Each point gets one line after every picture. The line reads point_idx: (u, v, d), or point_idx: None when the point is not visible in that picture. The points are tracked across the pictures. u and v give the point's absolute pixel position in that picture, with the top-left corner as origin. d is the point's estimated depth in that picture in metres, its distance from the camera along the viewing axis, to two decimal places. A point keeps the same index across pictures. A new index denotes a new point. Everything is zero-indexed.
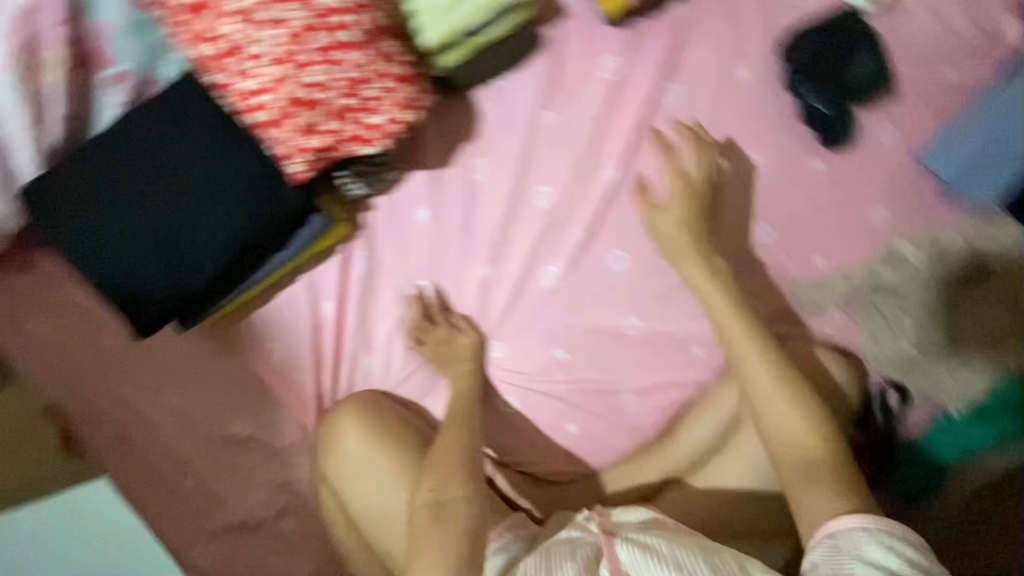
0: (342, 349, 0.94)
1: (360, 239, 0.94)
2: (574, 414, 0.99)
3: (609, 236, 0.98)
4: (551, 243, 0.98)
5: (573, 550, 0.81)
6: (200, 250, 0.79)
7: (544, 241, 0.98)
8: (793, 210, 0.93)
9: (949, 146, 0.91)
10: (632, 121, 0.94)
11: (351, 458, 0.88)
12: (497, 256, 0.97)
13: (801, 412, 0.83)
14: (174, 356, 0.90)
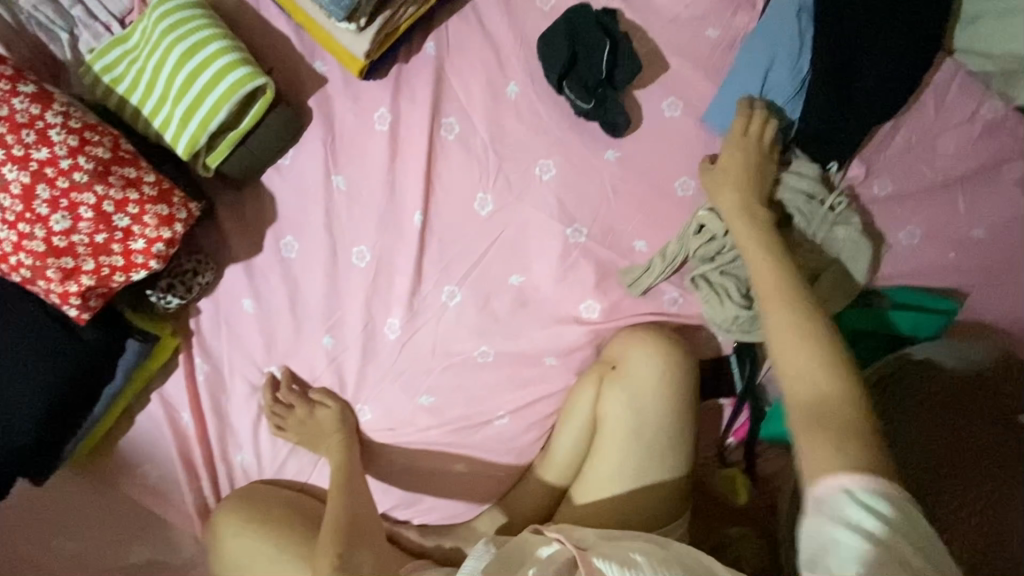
0: (212, 454, 0.95)
1: (192, 348, 0.93)
2: (458, 452, 0.97)
3: (438, 272, 0.93)
4: (385, 296, 0.94)
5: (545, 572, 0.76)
6: (16, 412, 0.79)
7: (376, 296, 0.94)
8: (597, 202, 0.91)
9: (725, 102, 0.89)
10: (419, 159, 0.91)
11: (236, 555, 0.89)
12: (335, 323, 0.94)
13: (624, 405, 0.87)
14: (52, 507, 0.93)
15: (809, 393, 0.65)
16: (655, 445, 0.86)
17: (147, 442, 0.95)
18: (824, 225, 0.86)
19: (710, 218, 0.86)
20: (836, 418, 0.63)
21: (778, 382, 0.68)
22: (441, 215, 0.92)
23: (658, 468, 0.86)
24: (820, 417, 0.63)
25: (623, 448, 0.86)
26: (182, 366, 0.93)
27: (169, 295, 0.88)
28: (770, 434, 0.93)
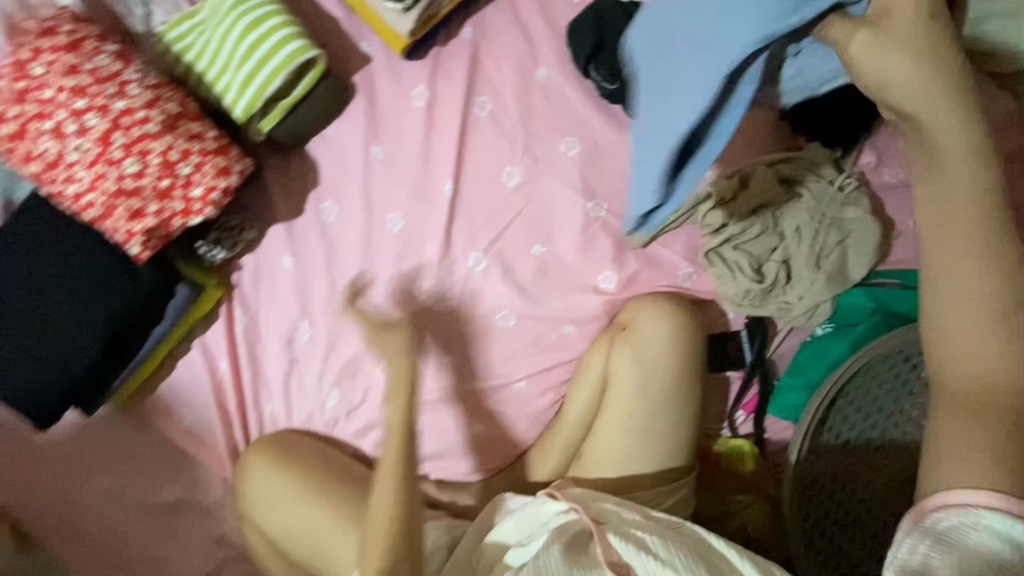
0: (245, 402, 1.01)
1: (233, 301, 1.00)
2: (475, 414, 1.02)
3: (466, 241, 0.99)
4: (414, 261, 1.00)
5: (559, 541, 0.84)
6: (76, 344, 0.87)
7: (406, 260, 1.00)
8: (618, 181, 0.97)
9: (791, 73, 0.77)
10: (453, 133, 0.98)
11: (263, 492, 0.95)
12: (366, 285, 1.00)
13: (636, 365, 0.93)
14: (97, 443, 1.01)
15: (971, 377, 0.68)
16: (659, 406, 0.93)
17: (185, 388, 1.00)
18: (835, 203, 0.90)
19: (725, 194, 0.91)
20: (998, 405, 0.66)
21: (947, 364, 0.69)
22: (471, 189, 0.99)
23: (654, 423, 0.93)
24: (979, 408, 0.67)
25: (631, 407, 0.93)
26: (223, 317, 1.00)
27: (217, 248, 0.95)
28: (778, 410, 0.96)
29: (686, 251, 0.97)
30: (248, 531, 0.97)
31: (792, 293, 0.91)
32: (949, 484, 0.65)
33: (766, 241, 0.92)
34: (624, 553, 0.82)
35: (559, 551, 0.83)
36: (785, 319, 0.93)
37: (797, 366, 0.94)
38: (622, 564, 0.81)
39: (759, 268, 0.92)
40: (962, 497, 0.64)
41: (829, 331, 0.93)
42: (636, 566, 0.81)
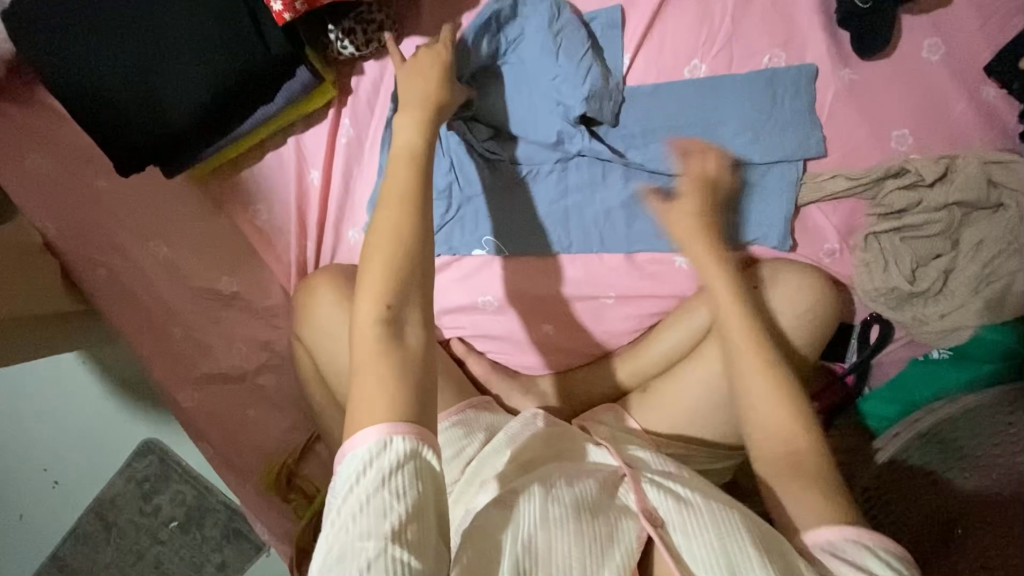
0: (326, 218, 0.94)
1: (344, 106, 0.90)
2: (551, 313, 0.96)
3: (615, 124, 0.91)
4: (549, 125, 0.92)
5: (596, 474, 0.76)
6: (180, 91, 0.76)
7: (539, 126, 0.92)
8: (806, 122, 0.84)
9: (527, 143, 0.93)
10: (646, 20, 0.88)
11: (322, 322, 0.87)
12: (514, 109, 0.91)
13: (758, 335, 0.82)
14: (168, 208, 0.96)
15: (780, 437, 0.70)
16: None
17: (266, 181, 0.94)
18: None
19: (923, 177, 0.81)
20: (806, 466, 0.68)
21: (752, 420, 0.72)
22: (644, 74, 0.90)
23: None
24: (794, 462, 0.68)
25: None
26: (328, 120, 0.91)
27: (347, 40, 0.83)
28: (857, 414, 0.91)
29: (841, 227, 0.87)
30: (299, 351, 0.91)
31: (931, 306, 0.84)
32: (810, 530, 0.64)
33: (930, 243, 0.83)
34: (655, 500, 0.71)
35: (594, 483, 0.74)
36: (914, 331, 0.86)
37: (905, 378, 0.89)
38: (654, 514, 0.69)
39: (914, 270, 0.83)
40: (831, 533, 0.62)
41: (946, 357, 0.87)
42: (664, 514, 0.69)
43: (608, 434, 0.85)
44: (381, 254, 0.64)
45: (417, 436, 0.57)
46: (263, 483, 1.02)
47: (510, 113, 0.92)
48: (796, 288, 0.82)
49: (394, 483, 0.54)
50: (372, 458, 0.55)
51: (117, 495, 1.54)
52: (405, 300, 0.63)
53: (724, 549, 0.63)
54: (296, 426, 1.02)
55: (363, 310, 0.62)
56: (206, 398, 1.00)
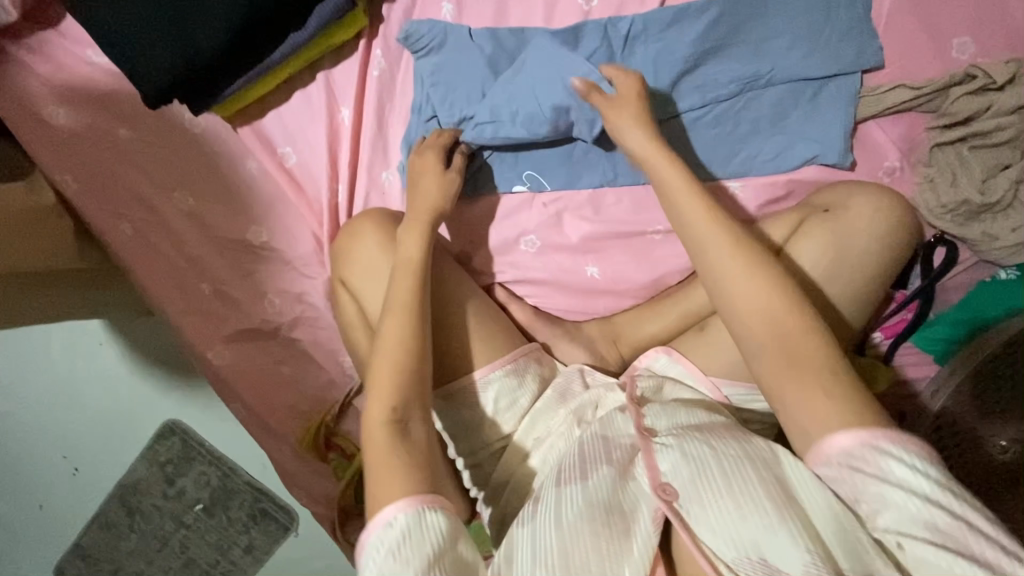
0: (358, 160, 0.90)
1: (374, 38, 0.87)
2: (596, 253, 0.92)
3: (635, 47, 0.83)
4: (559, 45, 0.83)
5: (609, 454, 0.72)
6: (209, 14, 0.73)
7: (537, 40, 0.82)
8: (862, 31, 0.80)
9: (532, 64, 0.81)
10: None
11: (365, 263, 0.82)
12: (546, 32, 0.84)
13: (827, 263, 0.78)
14: (191, 156, 0.92)
15: (765, 321, 0.65)
16: (835, 302, 0.78)
17: (294, 122, 0.90)
18: None
19: (993, 81, 0.77)
20: (803, 354, 0.64)
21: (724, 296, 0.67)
22: None
23: None
24: (788, 351, 0.64)
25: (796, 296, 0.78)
26: (359, 52, 0.87)
27: None
28: (922, 341, 0.87)
29: (901, 143, 0.83)
30: (341, 298, 0.85)
31: (999, 220, 0.80)
32: (824, 436, 0.61)
33: (1000, 152, 0.79)
34: (670, 475, 0.68)
35: (609, 470, 0.70)
36: (982, 249, 0.82)
37: (972, 300, 0.85)
38: (668, 489, 0.67)
39: (984, 181, 0.79)
40: (836, 438, 0.60)
41: (1014, 277, 0.83)
42: (678, 489, 0.67)
43: (652, 385, 0.81)
44: (388, 367, 0.69)
45: (417, 504, 0.62)
46: (300, 442, 0.98)
47: (514, 42, 0.83)
48: (863, 211, 0.78)
49: (409, 546, 0.60)
50: (382, 538, 0.61)
51: (139, 480, 1.50)
52: (405, 403, 0.68)
53: (745, 522, 0.62)
54: (331, 384, 0.97)
55: (373, 411, 0.68)
56: (238, 356, 0.96)
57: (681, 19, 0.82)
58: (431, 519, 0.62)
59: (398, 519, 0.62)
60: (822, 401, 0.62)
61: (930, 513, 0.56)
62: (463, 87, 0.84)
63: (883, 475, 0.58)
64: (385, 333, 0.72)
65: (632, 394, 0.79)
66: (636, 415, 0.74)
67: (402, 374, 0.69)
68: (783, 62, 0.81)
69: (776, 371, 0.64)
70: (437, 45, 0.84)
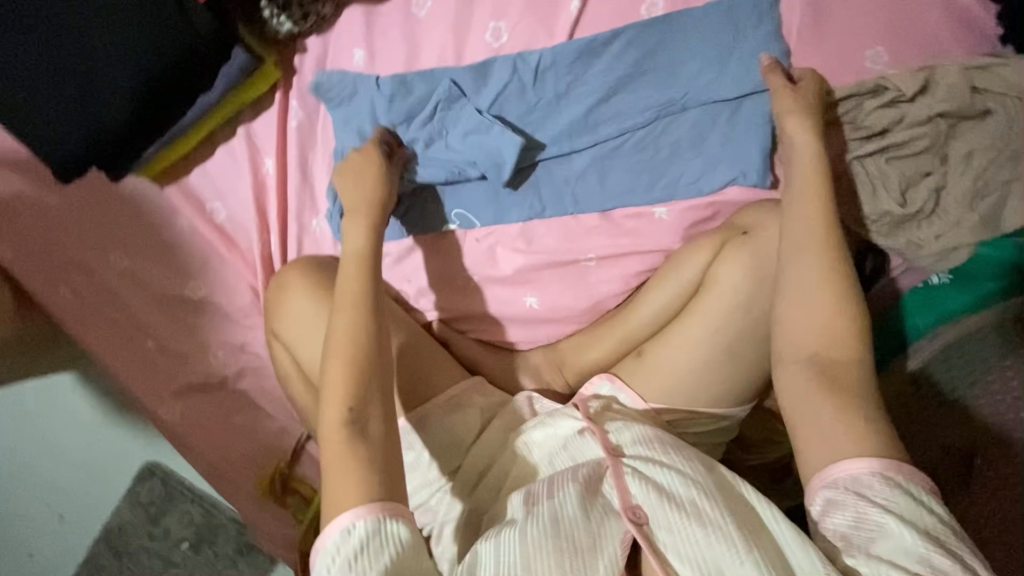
0: (287, 210, 0.90)
1: (290, 88, 0.87)
2: (532, 284, 0.92)
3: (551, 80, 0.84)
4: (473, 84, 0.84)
5: (576, 474, 0.73)
6: (110, 89, 0.73)
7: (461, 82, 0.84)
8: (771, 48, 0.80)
9: (457, 110, 0.83)
10: None
11: (297, 314, 0.83)
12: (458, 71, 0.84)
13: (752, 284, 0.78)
14: (123, 217, 0.92)
15: (818, 342, 0.67)
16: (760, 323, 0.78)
17: (220, 177, 0.90)
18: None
19: (903, 92, 0.77)
20: (844, 376, 0.66)
21: (788, 324, 0.69)
22: (598, 13, 0.83)
23: (738, 348, 0.79)
24: (828, 375, 0.66)
25: (724, 318, 0.79)
26: (276, 105, 0.87)
27: (284, 16, 0.81)
28: None
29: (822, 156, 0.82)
30: (275, 350, 0.86)
31: (924, 227, 0.80)
32: (836, 460, 0.62)
33: (919, 160, 0.78)
34: (639, 497, 0.69)
35: (574, 488, 0.71)
36: (910, 256, 0.82)
37: (907, 307, 0.84)
38: (639, 511, 0.68)
39: (903, 192, 0.79)
40: (847, 467, 0.61)
41: (949, 281, 0.82)
42: (648, 511, 0.68)
43: (596, 408, 0.81)
44: (340, 367, 0.65)
45: (378, 511, 0.58)
46: (258, 489, 0.99)
47: (434, 82, 0.84)
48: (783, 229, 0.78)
49: (365, 559, 0.56)
50: (338, 544, 0.57)
51: (125, 522, 1.51)
52: (358, 400, 0.64)
53: (708, 543, 0.63)
54: (284, 429, 0.99)
55: (328, 416, 0.63)
56: (188, 409, 0.96)
57: (591, 50, 0.83)
58: (392, 529, 0.57)
59: (358, 526, 0.57)
60: (837, 406, 0.64)
61: (926, 547, 0.55)
62: (381, 131, 0.84)
63: (889, 509, 0.58)
64: (335, 334, 0.68)
65: (588, 413, 0.79)
66: (601, 435, 0.75)
67: (355, 369, 0.65)
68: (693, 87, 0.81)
69: (807, 392, 0.65)
70: (352, 92, 0.85)
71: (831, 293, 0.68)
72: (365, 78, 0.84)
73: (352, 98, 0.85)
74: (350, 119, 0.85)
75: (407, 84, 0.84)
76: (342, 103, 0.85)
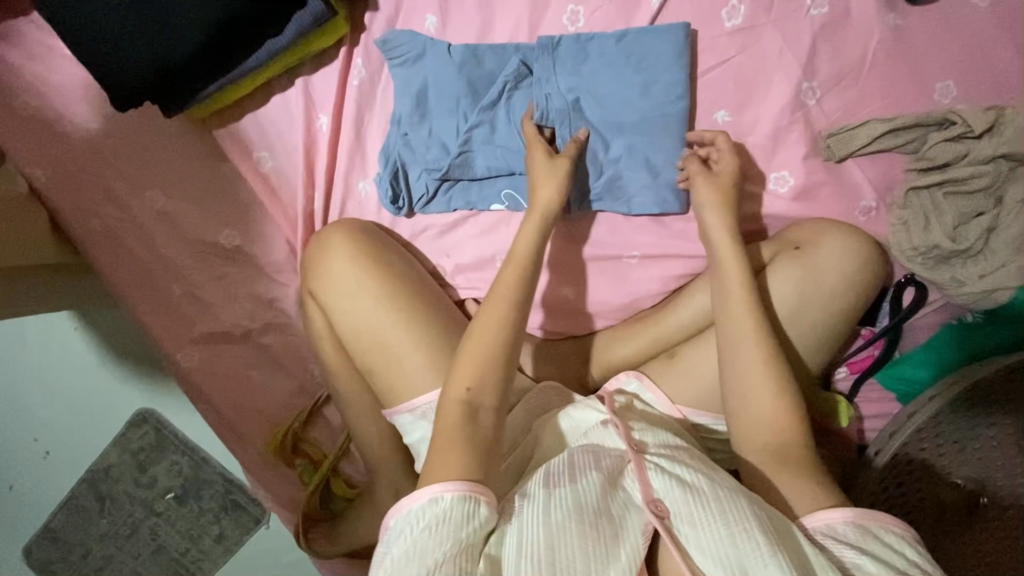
0: (335, 169, 0.89)
1: (356, 46, 0.86)
2: (570, 275, 0.92)
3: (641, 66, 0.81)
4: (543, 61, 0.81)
5: (599, 462, 0.71)
6: (182, 22, 0.71)
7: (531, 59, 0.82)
8: (844, 70, 0.80)
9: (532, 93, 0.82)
10: None
11: (338, 275, 0.81)
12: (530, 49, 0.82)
13: (796, 299, 0.79)
14: (165, 154, 0.90)
15: (765, 419, 0.72)
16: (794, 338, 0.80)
17: (271, 127, 0.89)
18: None
19: (971, 128, 0.77)
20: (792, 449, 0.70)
21: (748, 402, 0.73)
22: (680, 8, 0.82)
23: None
24: (782, 454, 0.70)
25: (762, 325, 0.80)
26: (339, 60, 0.86)
27: None
28: (886, 379, 0.88)
29: (878, 185, 0.83)
30: (310, 308, 0.85)
31: (969, 265, 0.81)
32: (815, 509, 0.65)
33: (974, 198, 0.79)
34: (661, 491, 0.67)
35: (598, 476, 0.69)
36: (950, 292, 0.82)
37: (938, 343, 0.86)
38: (661, 505, 0.66)
39: (955, 228, 0.80)
40: (828, 515, 0.63)
41: (980, 320, 0.84)
42: (670, 506, 0.66)
43: (623, 402, 0.81)
44: (473, 358, 0.70)
45: (466, 489, 0.62)
46: (268, 448, 0.97)
47: (497, 60, 0.82)
48: (830, 250, 0.79)
49: (446, 528, 0.60)
50: (424, 507, 0.61)
51: (111, 466, 1.48)
52: (483, 391, 0.69)
53: (734, 543, 0.60)
54: (301, 390, 0.97)
55: (450, 390, 0.69)
56: (207, 358, 0.95)
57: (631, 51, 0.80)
58: (476, 508, 0.61)
59: (445, 497, 0.62)
60: (800, 480, 0.68)
61: None
62: (444, 102, 0.83)
63: (864, 548, 0.60)
64: (479, 327, 0.72)
65: (614, 407, 0.78)
66: (623, 428, 0.74)
67: (489, 360, 0.70)
68: (760, 98, 0.82)
69: (763, 461, 0.71)
70: (416, 57, 0.83)
71: (777, 370, 0.73)
72: (430, 46, 0.83)
73: (418, 63, 0.83)
74: (414, 86, 0.84)
75: (473, 55, 0.82)
76: (404, 67, 0.84)
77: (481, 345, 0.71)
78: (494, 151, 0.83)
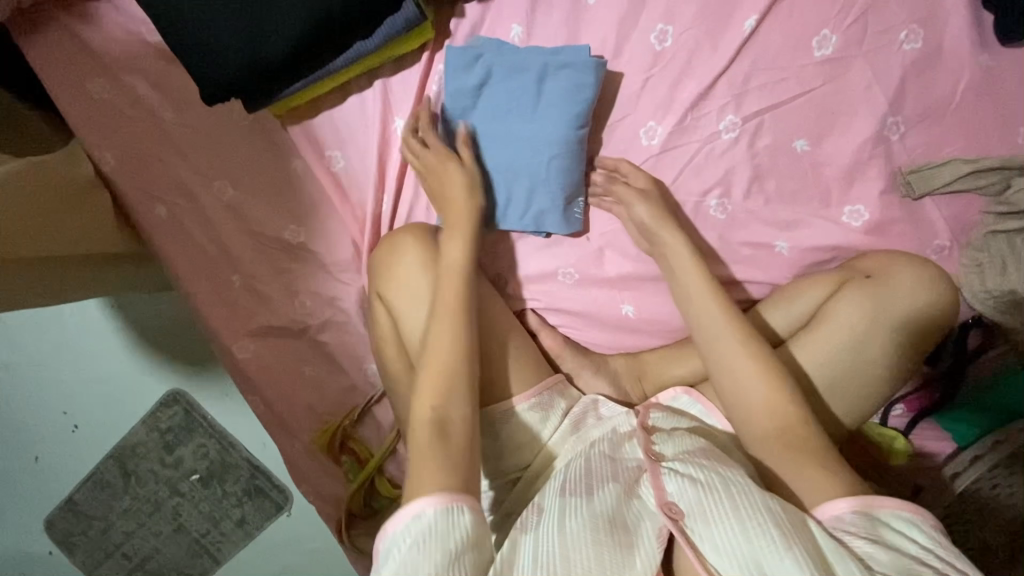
0: (406, 171, 0.89)
1: (439, 50, 0.85)
2: (632, 291, 0.92)
3: (727, 91, 0.82)
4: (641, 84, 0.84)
5: (616, 474, 0.73)
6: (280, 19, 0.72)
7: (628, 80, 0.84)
8: (932, 108, 0.79)
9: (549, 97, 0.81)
10: None
11: (405, 277, 0.82)
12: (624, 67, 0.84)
13: (866, 335, 0.78)
14: (234, 145, 0.90)
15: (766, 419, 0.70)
16: (863, 374, 0.79)
17: (345, 125, 0.88)
18: None
19: None
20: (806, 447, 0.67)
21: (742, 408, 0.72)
22: (769, 33, 0.81)
23: (837, 393, 0.79)
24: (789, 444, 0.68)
25: (835, 353, 0.79)
26: (421, 63, 0.85)
27: None
28: (944, 420, 0.88)
29: (954, 224, 0.83)
30: (376, 310, 0.85)
31: None
32: (823, 502, 0.63)
33: None
34: (675, 495, 0.66)
35: (613, 488, 0.70)
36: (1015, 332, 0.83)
37: (996, 389, 0.88)
38: (674, 507, 0.65)
39: None
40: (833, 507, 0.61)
41: None
42: (683, 507, 0.64)
43: (659, 417, 0.80)
44: (460, 365, 0.70)
45: (454, 498, 0.61)
46: (315, 443, 0.98)
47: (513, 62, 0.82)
48: (907, 286, 0.78)
49: (433, 539, 0.58)
50: (409, 526, 0.59)
51: (138, 445, 1.49)
52: (454, 403, 0.68)
53: (747, 539, 0.59)
54: (353, 387, 0.97)
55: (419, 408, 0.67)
56: (262, 351, 0.95)
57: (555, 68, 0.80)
58: (459, 518, 0.60)
59: (426, 512, 0.60)
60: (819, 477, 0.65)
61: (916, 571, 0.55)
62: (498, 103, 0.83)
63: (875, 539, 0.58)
64: (435, 337, 0.71)
65: (642, 422, 0.77)
66: (643, 439, 0.74)
67: (456, 375, 0.69)
68: (842, 129, 0.81)
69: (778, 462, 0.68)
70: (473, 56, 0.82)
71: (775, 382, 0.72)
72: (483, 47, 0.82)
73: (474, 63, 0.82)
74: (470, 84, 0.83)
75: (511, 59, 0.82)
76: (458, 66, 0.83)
77: (448, 354, 0.70)
78: (567, 162, 0.83)
